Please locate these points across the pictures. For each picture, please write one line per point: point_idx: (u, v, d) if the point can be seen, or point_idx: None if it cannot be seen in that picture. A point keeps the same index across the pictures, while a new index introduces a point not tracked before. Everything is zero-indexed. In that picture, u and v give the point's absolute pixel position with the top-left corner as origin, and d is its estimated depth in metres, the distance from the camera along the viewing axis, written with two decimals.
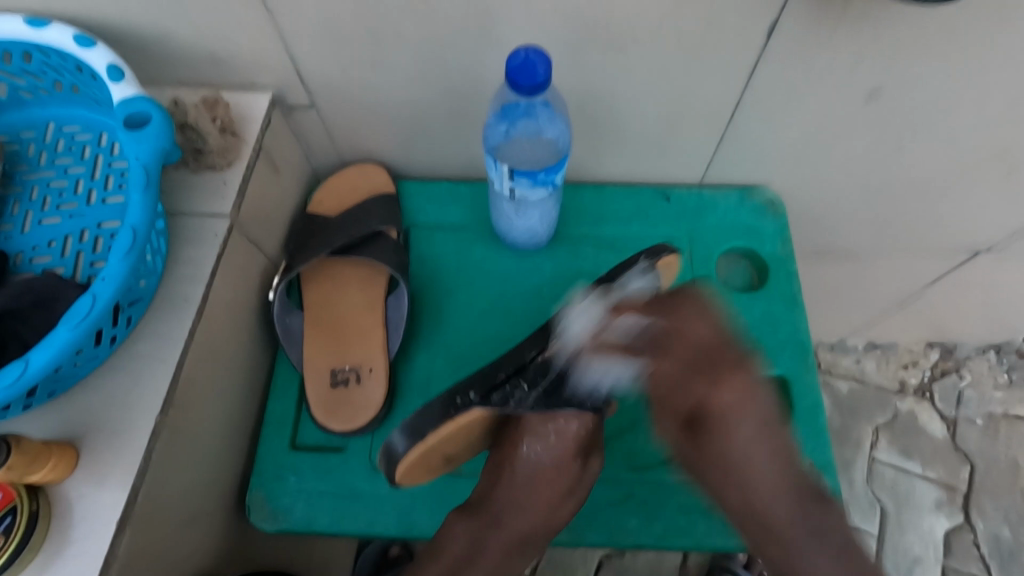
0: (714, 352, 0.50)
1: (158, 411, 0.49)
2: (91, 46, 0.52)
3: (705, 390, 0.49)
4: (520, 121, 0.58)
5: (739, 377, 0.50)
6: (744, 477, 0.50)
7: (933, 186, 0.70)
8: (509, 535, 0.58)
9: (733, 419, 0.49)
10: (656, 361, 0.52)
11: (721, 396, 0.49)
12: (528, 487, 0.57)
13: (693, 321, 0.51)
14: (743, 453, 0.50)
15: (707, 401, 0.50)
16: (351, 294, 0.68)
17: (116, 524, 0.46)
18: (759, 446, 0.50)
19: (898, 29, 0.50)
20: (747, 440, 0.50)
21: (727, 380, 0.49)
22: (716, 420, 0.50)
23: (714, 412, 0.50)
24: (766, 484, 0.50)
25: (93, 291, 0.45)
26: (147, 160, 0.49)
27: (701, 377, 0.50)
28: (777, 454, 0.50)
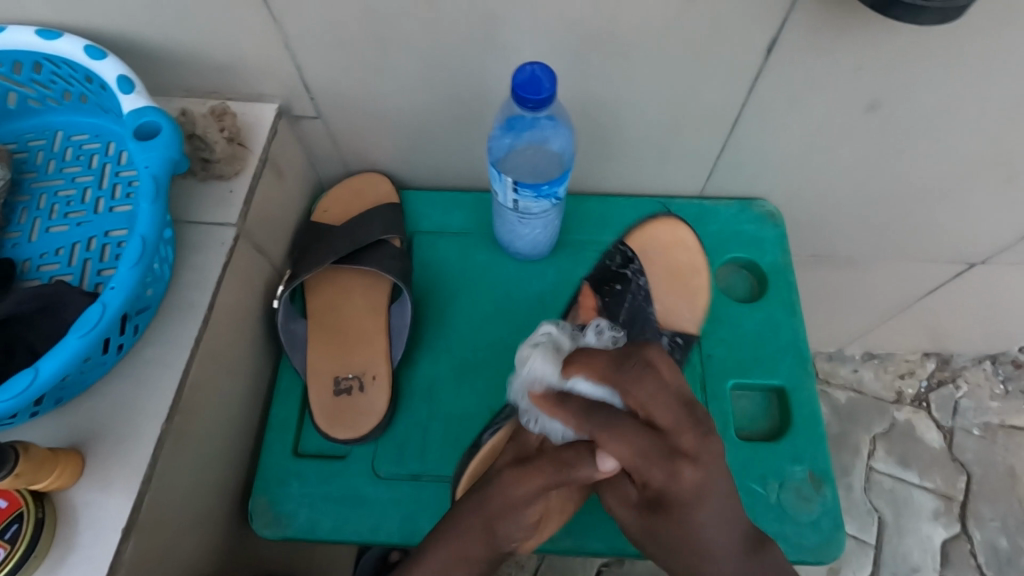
0: (672, 427, 0.44)
1: (164, 416, 0.50)
2: (101, 57, 0.53)
3: (654, 471, 0.44)
4: (524, 133, 0.60)
5: (699, 450, 0.44)
6: (696, 539, 0.46)
7: (930, 196, 0.71)
8: (485, 541, 0.51)
9: (690, 494, 0.45)
10: (614, 433, 0.44)
11: (681, 480, 0.44)
12: (519, 487, 0.51)
13: (670, 374, 0.46)
14: (701, 526, 0.46)
15: (658, 479, 0.45)
16: (354, 300, 0.68)
17: (121, 531, 0.46)
18: (722, 513, 0.46)
19: (895, 39, 0.51)
20: (706, 510, 0.45)
21: (682, 455, 0.44)
22: (667, 493, 0.45)
23: (673, 490, 0.45)
24: (721, 544, 0.46)
25: (102, 300, 0.45)
26: (157, 170, 0.50)
27: (650, 456, 0.44)
28: (734, 522, 0.46)
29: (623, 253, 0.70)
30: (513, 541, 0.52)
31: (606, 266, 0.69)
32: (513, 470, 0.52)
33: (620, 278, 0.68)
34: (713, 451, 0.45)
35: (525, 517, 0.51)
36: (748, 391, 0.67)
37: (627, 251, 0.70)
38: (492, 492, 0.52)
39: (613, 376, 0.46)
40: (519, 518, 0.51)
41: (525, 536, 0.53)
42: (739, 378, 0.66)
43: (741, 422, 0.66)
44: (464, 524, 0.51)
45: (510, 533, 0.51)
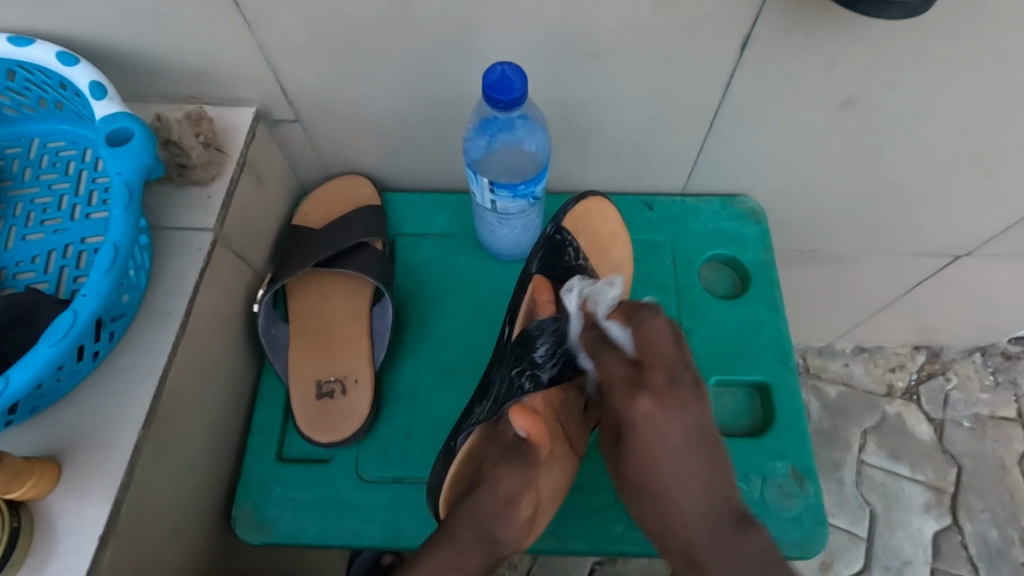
0: (657, 365, 0.50)
1: (141, 424, 0.50)
2: (73, 63, 0.53)
3: (623, 401, 0.51)
4: (499, 135, 0.60)
5: (665, 392, 0.50)
6: (653, 476, 0.52)
7: (911, 191, 0.71)
8: (479, 547, 0.52)
9: (651, 434, 0.51)
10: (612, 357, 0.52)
11: (637, 407, 0.50)
12: (508, 482, 0.50)
13: (655, 332, 0.50)
14: (662, 462, 0.51)
15: (621, 405, 0.51)
16: (337, 304, 0.68)
17: (98, 538, 0.46)
18: (686, 461, 0.51)
19: (868, 36, 0.51)
20: (664, 454, 0.51)
21: (649, 390, 0.50)
22: (634, 428, 0.51)
23: (637, 422, 0.51)
24: (683, 488, 0.51)
25: (73, 308, 0.45)
26: (129, 176, 0.49)
27: (620, 391, 0.51)
28: (700, 471, 0.51)
29: (570, 242, 0.61)
30: (511, 541, 0.51)
31: (561, 259, 0.60)
32: (496, 471, 0.51)
33: (581, 270, 0.60)
34: (680, 390, 0.51)
35: (519, 513, 0.50)
36: (731, 388, 0.67)
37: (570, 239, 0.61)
38: (483, 500, 0.51)
39: (631, 315, 0.51)
40: (513, 517, 0.50)
41: (523, 534, 0.52)
42: (722, 376, 0.66)
43: (725, 419, 0.66)
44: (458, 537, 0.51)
45: (506, 533, 0.51)
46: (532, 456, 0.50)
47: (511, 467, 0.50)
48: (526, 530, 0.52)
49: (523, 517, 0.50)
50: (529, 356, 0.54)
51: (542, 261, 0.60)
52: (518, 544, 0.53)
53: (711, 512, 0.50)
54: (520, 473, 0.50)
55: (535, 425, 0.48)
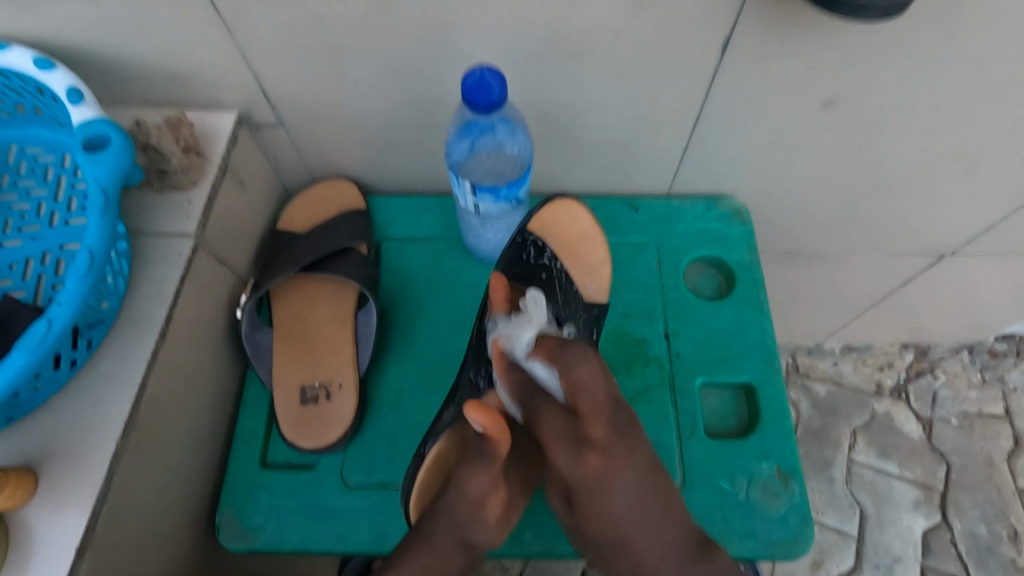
0: (595, 415, 0.47)
1: (120, 431, 0.49)
2: (50, 69, 0.52)
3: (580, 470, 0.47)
4: (482, 139, 0.60)
5: (610, 440, 0.47)
6: (616, 528, 0.49)
7: (894, 190, 0.71)
8: (456, 550, 0.52)
9: (603, 490, 0.47)
10: (551, 409, 0.48)
11: (586, 468, 0.46)
12: (478, 481, 0.50)
13: (587, 377, 0.47)
14: (621, 519, 0.48)
15: (567, 469, 0.47)
16: (322, 308, 0.68)
17: (75, 548, 0.45)
18: (641, 507, 0.49)
19: (847, 38, 0.51)
20: (622, 504, 0.48)
21: (593, 444, 0.47)
22: (585, 489, 0.47)
23: (585, 482, 0.47)
24: (643, 539, 0.49)
25: (48, 315, 0.45)
26: (105, 182, 0.49)
27: (566, 459, 0.47)
28: (656, 515, 0.50)
29: (533, 242, 0.63)
30: (486, 539, 0.52)
31: (523, 259, 0.62)
32: (466, 475, 0.50)
33: (543, 270, 0.62)
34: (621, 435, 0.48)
35: (489, 512, 0.51)
36: (717, 389, 0.67)
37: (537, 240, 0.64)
38: (455, 502, 0.51)
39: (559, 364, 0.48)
40: (484, 517, 0.51)
41: (496, 532, 0.53)
42: (707, 376, 0.66)
43: (711, 420, 0.66)
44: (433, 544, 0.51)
45: (483, 533, 0.51)
46: (496, 455, 0.50)
47: (478, 466, 0.50)
48: (499, 527, 0.53)
49: (494, 515, 0.52)
50: (489, 352, 0.58)
51: (507, 261, 0.62)
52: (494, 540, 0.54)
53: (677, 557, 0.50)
54: (490, 472, 0.50)
55: (494, 420, 0.48)
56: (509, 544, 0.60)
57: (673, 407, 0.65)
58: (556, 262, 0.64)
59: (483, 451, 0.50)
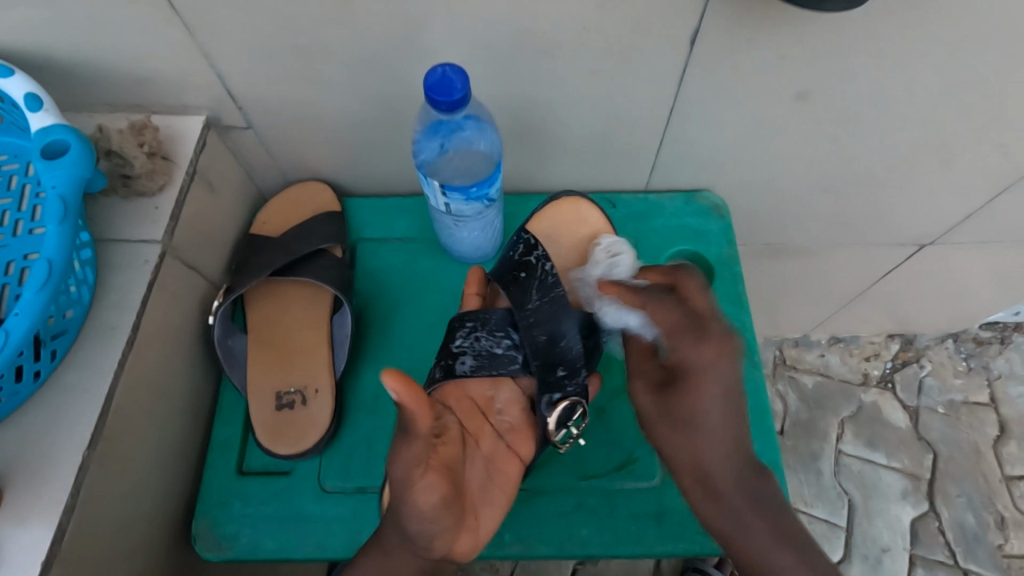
0: (682, 343, 0.49)
1: (86, 444, 0.48)
2: (8, 75, 0.51)
3: (642, 386, 0.55)
4: (451, 137, 0.59)
5: (671, 327, 0.50)
6: (696, 427, 0.50)
7: (872, 182, 0.71)
8: (402, 549, 0.48)
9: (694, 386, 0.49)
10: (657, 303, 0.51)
11: (697, 356, 0.48)
12: (409, 449, 0.44)
13: (692, 291, 0.51)
14: (697, 432, 0.50)
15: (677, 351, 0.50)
16: (295, 312, 0.67)
17: (39, 565, 0.44)
18: (715, 426, 0.50)
19: (816, 30, 0.51)
20: (717, 411, 0.49)
21: (708, 337, 0.48)
22: (688, 378, 0.49)
23: (686, 363, 0.49)
24: (709, 456, 0.50)
25: (6, 327, 0.44)
26: (64, 190, 0.48)
27: (675, 413, 0.51)
28: (726, 446, 0.50)
29: (524, 239, 0.62)
30: (428, 534, 0.46)
31: (510, 256, 0.61)
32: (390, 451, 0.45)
33: (525, 268, 0.60)
34: (723, 376, 0.48)
35: (420, 498, 0.45)
36: None
37: (529, 237, 0.62)
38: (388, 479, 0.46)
39: (635, 302, 0.53)
40: (414, 503, 0.44)
41: (441, 521, 0.46)
42: None
43: None
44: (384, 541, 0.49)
45: (422, 524, 0.46)
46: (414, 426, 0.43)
47: (404, 445, 0.44)
48: (443, 521, 0.46)
49: (433, 501, 0.45)
50: (450, 345, 0.59)
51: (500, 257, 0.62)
52: (449, 544, 0.48)
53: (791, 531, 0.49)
54: (416, 440, 0.44)
55: (401, 387, 0.40)
56: (488, 547, 0.59)
57: None
58: (547, 262, 0.60)
59: (401, 421, 0.44)
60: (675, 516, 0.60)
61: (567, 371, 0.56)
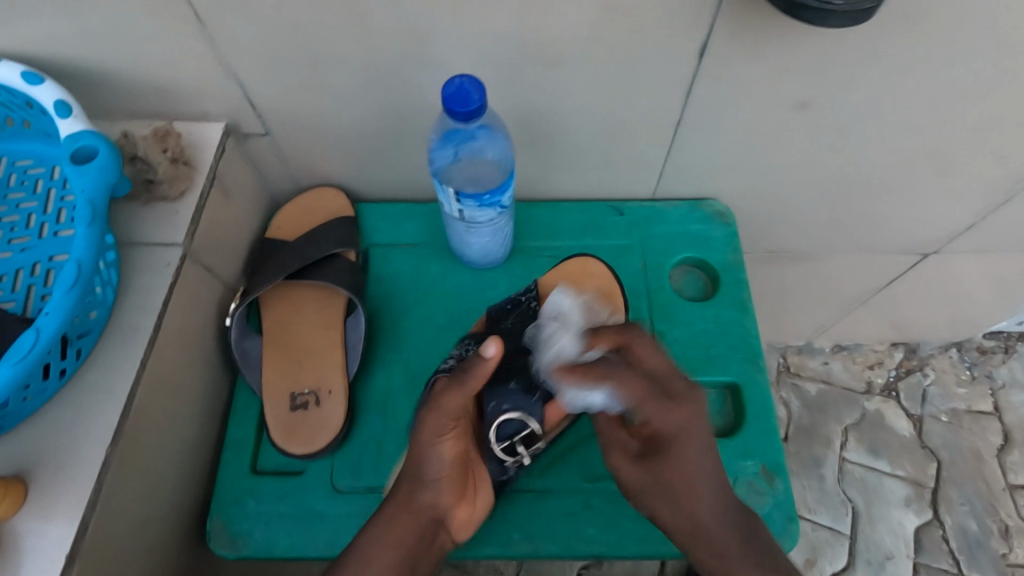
0: (657, 410, 0.52)
1: (108, 440, 0.50)
2: (38, 82, 0.53)
3: (619, 458, 0.57)
4: (463, 145, 0.60)
5: (639, 397, 0.52)
6: (689, 493, 0.53)
7: (876, 191, 0.73)
8: (411, 507, 0.54)
9: (679, 452, 0.52)
10: (625, 376, 0.52)
11: (671, 419, 0.52)
12: (450, 399, 0.50)
13: (644, 352, 0.54)
14: (691, 504, 0.53)
15: (657, 420, 0.52)
16: (308, 315, 0.68)
17: (64, 557, 0.46)
18: (714, 483, 0.53)
19: (819, 42, 0.53)
20: (704, 474, 0.53)
21: (679, 397, 0.52)
22: (673, 443, 0.53)
23: (665, 433, 0.53)
24: (704, 518, 0.53)
25: (36, 325, 0.46)
26: (93, 194, 0.50)
27: (662, 491, 0.54)
28: (721, 505, 0.53)
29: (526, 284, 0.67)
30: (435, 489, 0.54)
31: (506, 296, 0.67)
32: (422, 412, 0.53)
33: (513, 301, 0.65)
34: (700, 434, 0.52)
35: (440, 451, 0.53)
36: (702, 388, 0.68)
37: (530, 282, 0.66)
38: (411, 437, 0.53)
39: (597, 379, 0.53)
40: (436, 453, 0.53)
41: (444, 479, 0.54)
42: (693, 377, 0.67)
43: None
44: (392, 504, 0.54)
45: (437, 477, 0.54)
46: (469, 383, 0.50)
47: (453, 397, 0.50)
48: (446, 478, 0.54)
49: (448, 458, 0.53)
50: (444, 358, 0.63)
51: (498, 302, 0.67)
52: (443, 509, 0.55)
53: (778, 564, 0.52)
54: (461, 397, 0.50)
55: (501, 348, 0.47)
56: (496, 547, 0.60)
57: None
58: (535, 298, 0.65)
59: (456, 376, 0.50)
60: None
61: (517, 386, 0.59)
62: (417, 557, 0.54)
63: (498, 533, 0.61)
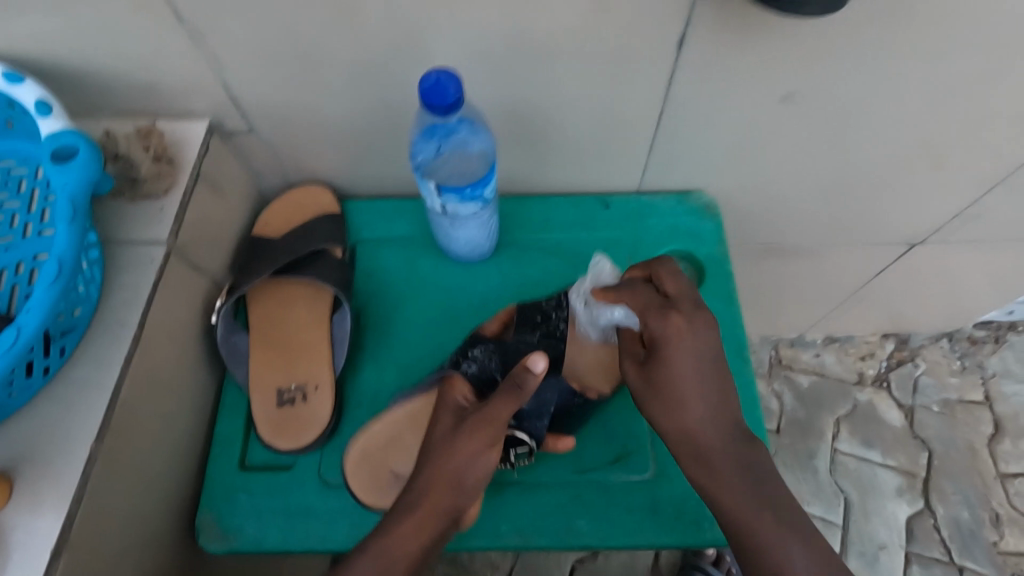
0: (655, 317, 0.53)
1: (94, 436, 0.50)
2: (19, 82, 0.53)
3: (627, 364, 0.56)
4: (447, 139, 0.60)
5: (648, 304, 0.54)
6: (677, 395, 0.52)
7: (861, 182, 0.73)
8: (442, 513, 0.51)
9: (671, 355, 0.52)
10: (638, 291, 0.56)
11: (669, 325, 0.52)
12: (507, 406, 0.52)
13: (666, 276, 0.56)
14: (682, 406, 0.52)
15: (655, 325, 0.53)
16: (296, 311, 0.69)
17: (50, 551, 0.46)
18: (704, 393, 0.52)
19: (797, 35, 0.53)
20: (693, 376, 0.52)
21: (680, 306, 0.53)
22: (666, 346, 0.52)
23: (659, 337, 0.52)
24: (695, 421, 0.52)
25: (17, 322, 0.46)
26: (74, 192, 0.50)
27: (649, 384, 0.53)
28: (721, 420, 0.52)
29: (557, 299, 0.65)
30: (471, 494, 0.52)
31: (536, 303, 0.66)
32: (474, 423, 0.52)
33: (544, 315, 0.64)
34: (695, 341, 0.52)
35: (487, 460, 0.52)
36: None
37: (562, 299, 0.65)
38: (457, 447, 0.52)
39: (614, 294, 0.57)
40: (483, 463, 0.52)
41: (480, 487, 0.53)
42: None
43: None
44: (418, 509, 0.51)
45: (473, 484, 0.52)
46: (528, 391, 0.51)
47: (510, 402, 0.51)
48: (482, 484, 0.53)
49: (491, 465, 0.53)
50: (467, 348, 0.62)
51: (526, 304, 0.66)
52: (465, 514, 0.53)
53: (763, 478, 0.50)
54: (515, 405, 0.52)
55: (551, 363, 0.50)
56: (483, 539, 0.61)
57: None
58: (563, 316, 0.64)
59: (518, 384, 0.51)
60: (668, 507, 0.61)
61: (533, 401, 0.58)
62: (428, 560, 0.51)
63: (486, 525, 0.61)
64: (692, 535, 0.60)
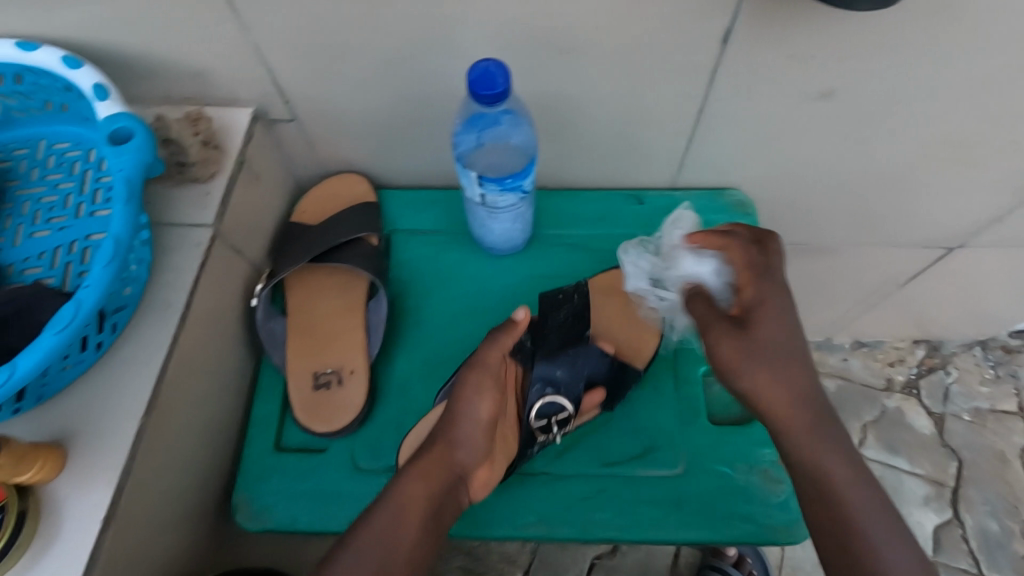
0: (753, 280, 0.55)
1: (141, 412, 0.52)
2: (77, 66, 0.55)
3: (716, 332, 0.54)
4: (488, 129, 0.61)
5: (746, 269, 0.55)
6: (777, 365, 0.52)
7: (900, 183, 0.72)
8: (442, 461, 0.55)
9: (769, 323, 0.53)
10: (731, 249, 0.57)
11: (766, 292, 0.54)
12: (497, 353, 0.58)
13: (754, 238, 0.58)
14: (779, 378, 0.52)
15: (753, 288, 0.54)
16: (331, 298, 0.70)
17: (100, 520, 0.48)
18: (796, 368, 0.52)
19: (846, 29, 0.52)
20: (789, 349, 0.53)
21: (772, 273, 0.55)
22: (763, 312, 0.53)
23: (754, 300, 0.54)
24: (788, 397, 0.51)
25: (77, 297, 0.48)
26: (130, 173, 0.52)
27: (749, 351, 0.52)
28: (811, 396, 0.52)
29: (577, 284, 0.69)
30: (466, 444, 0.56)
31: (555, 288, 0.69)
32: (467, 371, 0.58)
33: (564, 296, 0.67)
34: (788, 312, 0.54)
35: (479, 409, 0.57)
36: None
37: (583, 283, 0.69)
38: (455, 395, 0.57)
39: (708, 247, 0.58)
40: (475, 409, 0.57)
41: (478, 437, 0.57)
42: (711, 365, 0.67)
43: (715, 408, 0.68)
44: (422, 463, 0.55)
45: (469, 431, 0.56)
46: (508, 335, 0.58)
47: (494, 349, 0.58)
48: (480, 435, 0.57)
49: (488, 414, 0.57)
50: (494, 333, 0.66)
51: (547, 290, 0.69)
52: (471, 469, 0.57)
53: (849, 453, 0.51)
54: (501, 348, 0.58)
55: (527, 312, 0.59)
56: (512, 527, 0.61)
57: (676, 393, 0.66)
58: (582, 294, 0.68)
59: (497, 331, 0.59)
60: (697, 503, 0.61)
61: (566, 370, 0.62)
62: (443, 508, 0.54)
63: (514, 513, 0.62)
64: (721, 531, 0.60)
